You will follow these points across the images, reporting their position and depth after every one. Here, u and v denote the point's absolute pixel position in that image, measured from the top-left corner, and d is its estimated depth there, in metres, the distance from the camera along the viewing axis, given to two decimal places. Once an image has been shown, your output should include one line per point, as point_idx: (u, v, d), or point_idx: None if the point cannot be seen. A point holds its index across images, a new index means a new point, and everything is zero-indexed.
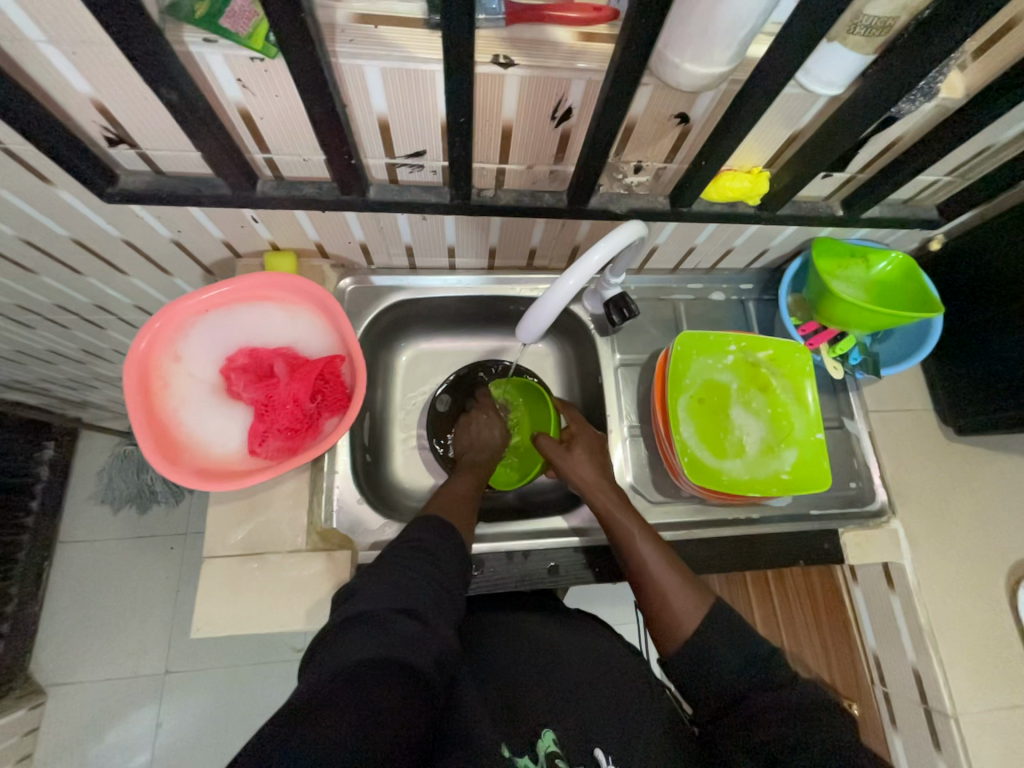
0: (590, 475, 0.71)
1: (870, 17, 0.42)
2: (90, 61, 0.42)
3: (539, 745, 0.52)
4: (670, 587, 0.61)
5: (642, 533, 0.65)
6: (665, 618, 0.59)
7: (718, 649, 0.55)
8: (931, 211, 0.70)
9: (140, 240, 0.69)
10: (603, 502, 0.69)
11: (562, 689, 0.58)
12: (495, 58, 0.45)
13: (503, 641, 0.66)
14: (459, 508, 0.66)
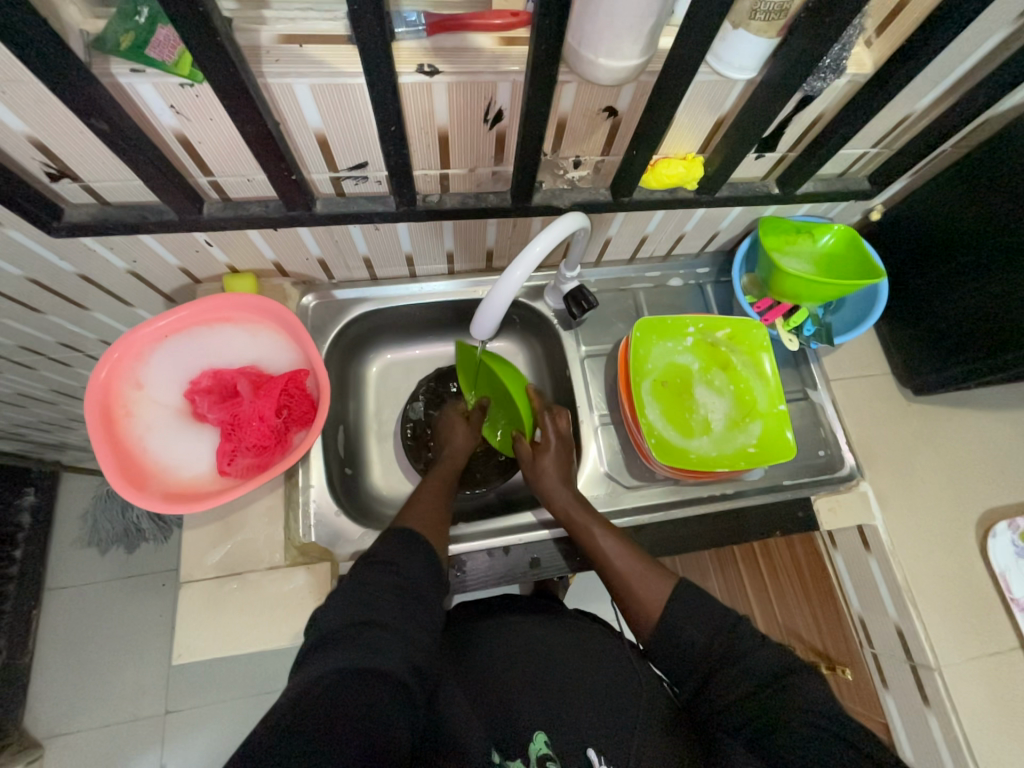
0: (550, 475, 0.71)
1: (767, 3, 0.45)
2: (21, 98, 0.43)
3: (532, 747, 0.54)
4: (636, 580, 0.61)
5: (603, 531, 0.66)
6: (635, 609, 0.60)
7: (688, 626, 0.56)
8: (863, 183, 0.74)
9: (97, 274, 0.70)
10: (562, 502, 0.69)
11: (555, 690, 0.59)
12: (419, 67, 0.46)
13: (490, 643, 0.66)
14: (432, 515, 0.65)
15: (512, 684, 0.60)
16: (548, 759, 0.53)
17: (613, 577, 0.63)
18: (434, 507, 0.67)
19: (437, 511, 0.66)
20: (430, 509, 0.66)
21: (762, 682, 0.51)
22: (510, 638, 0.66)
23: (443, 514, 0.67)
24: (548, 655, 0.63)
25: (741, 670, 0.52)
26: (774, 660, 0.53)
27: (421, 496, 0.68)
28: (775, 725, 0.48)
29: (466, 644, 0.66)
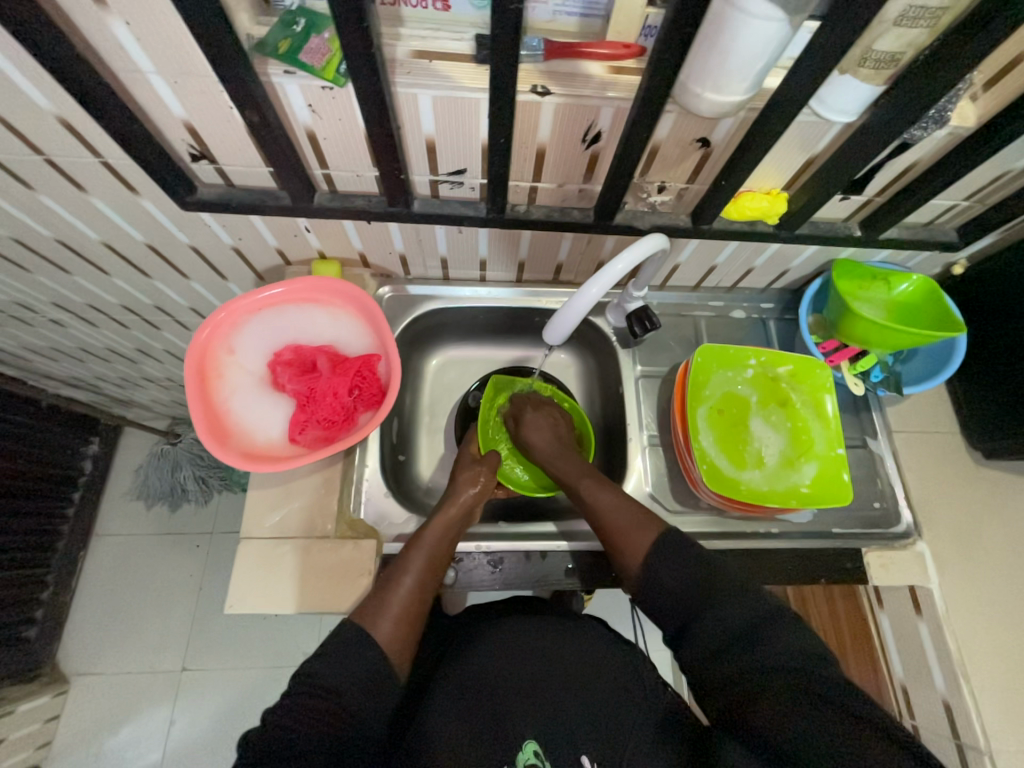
0: (539, 434, 0.77)
1: (879, 52, 0.46)
2: (188, 88, 0.49)
3: (521, 755, 0.60)
4: (629, 531, 0.62)
5: (604, 488, 0.67)
6: (618, 548, 0.63)
7: (665, 568, 0.58)
8: (950, 234, 0.72)
9: (204, 246, 0.77)
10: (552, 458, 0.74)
11: (550, 700, 0.64)
12: (533, 88, 0.50)
13: (495, 648, 0.70)
14: (401, 611, 0.60)
15: (513, 697, 0.64)
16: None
17: (608, 527, 0.65)
18: (404, 609, 0.60)
19: (405, 613, 0.60)
20: (400, 609, 0.60)
21: (733, 635, 0.52)
22: (510, 646, 0.70)
23: (413, 619, 0.61)
24: (551, 668, 0.68)
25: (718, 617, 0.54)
26: (746, 613, 0.53)
27: (393, 590, 0.61)
28: (779, 699, 0.47)
29: (470, 647, 0.71)
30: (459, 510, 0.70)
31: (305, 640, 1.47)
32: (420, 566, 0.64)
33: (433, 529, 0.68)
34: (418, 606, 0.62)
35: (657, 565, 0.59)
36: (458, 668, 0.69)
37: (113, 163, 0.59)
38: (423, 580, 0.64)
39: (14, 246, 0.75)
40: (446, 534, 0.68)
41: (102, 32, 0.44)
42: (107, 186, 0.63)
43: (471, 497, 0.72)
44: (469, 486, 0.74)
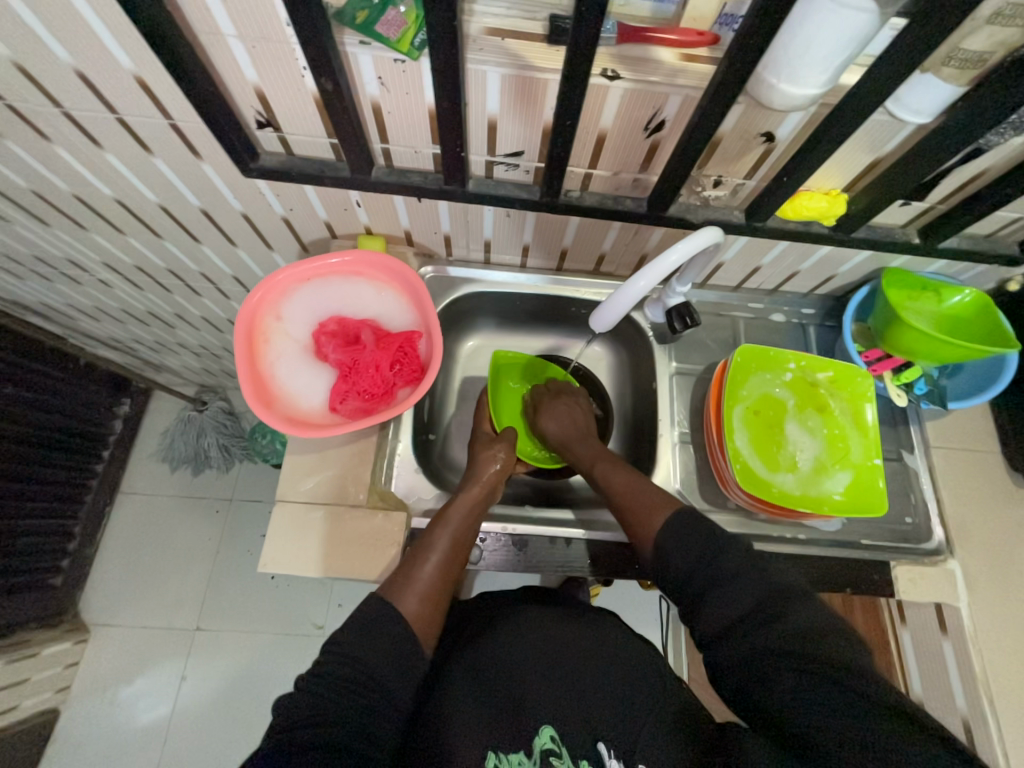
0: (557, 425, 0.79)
1: (967, 51, 0.45)
2: (264, 54, 0.50)
3: (537, 742, 0.59)
4: (638, 501, 0.65)
5: (612, 469, 0.71)
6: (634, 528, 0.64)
7: (676, 550, 0.59)
8: (1011, 248, 0.70)
9: (255, 215, 0.79)
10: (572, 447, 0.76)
11: (566, 686, 0.65)
12: (604, 71, 0.50)
13: (511, 635, 0.71)
14: (425, 584, 0.61)
15: (530, 681, 0.65)
16: (552, 752, 0.59)
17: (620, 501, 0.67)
18: (430, 585, 0.61)
19: (432, 589, 0.61)
20: (426, 585, 0.60)
21: (749, 612, 0.53)
22: (526, 633, 0.71)
23: (439, 596, 0.61)
24: (567, 655, 0.69)
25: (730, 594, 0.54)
26: (759, 592, 0.54)
27: (420, 567, 0.62)
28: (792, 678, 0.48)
29: (487, 631, 0.72)
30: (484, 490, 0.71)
31: (316, 610, 1.50)
32: (446, 543, 0.65)
33: (458, 507, 0.68)
34: (444, 583, 0.62)
35: (666, 549, 0.59)
36: (474, 650, 0.70)
37: (181, 126, 0.61)
38: (449, 557, 0.64)
39: (74, 203, 0.77)
40: (471, 514, 0.69)
41: None
42: (172, 148, 0.65)
43: (494, 477, 0.73)
44: (491, 465, 0.75)
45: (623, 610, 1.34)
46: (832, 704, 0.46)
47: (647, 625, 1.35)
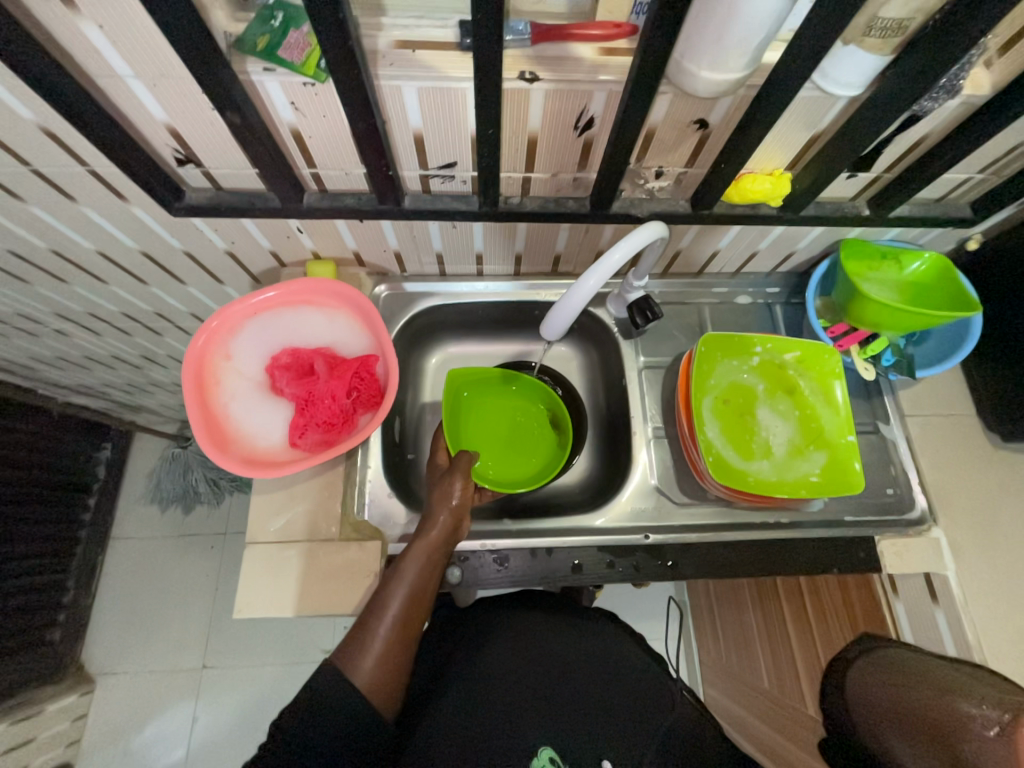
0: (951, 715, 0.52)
1: (885, 20, 0.43)
2: (168, 91, 0.48)
3: (535, 761, 0.59)
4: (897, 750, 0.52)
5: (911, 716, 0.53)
6: None
7: None
8: (964, 209, 0.69)
9: (199, 251, 0.76)
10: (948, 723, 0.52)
11: (568, 703, 0.65)
12: (521, 74, 0.48)
13: (503, 652, 0.70)
14: (382, 656, 0.57)
15: (530, 696, 0.65)
16: None
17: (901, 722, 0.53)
18: (385, 651, 0.57)
19: (389, 652, 0.57)
20: (379, 652, 0.56)
21: None
22: (526, 646, 0.70)
23: (398, 657, 0.57)
24: (568, 668, 0.68)
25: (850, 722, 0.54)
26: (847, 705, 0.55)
27: (373, 629, 0.57)
28: None
29: (487, 643, 0.71)
30: (438, 530, 0.64)
31: (321, 637, 1.49)
32: (401, 601, 0.59)
33: (412, 559, 0.62)
34: (402, 642, 0.58)
35: None
36: (475, 663, 0.69)
37: (101, 172, 0.59)
38: (408, 613, 0.59)
39: (11, 259, 0.75)
40: (427, 563, 0.62)
41: (77, 37, 0.43)
42: (97, 195, 0.63)
43: (451, 517, 0.65)
44: (447, 503, 0.66)
45: (625, 608, 1.34)
46: None
47: (652, 616, 1.35)
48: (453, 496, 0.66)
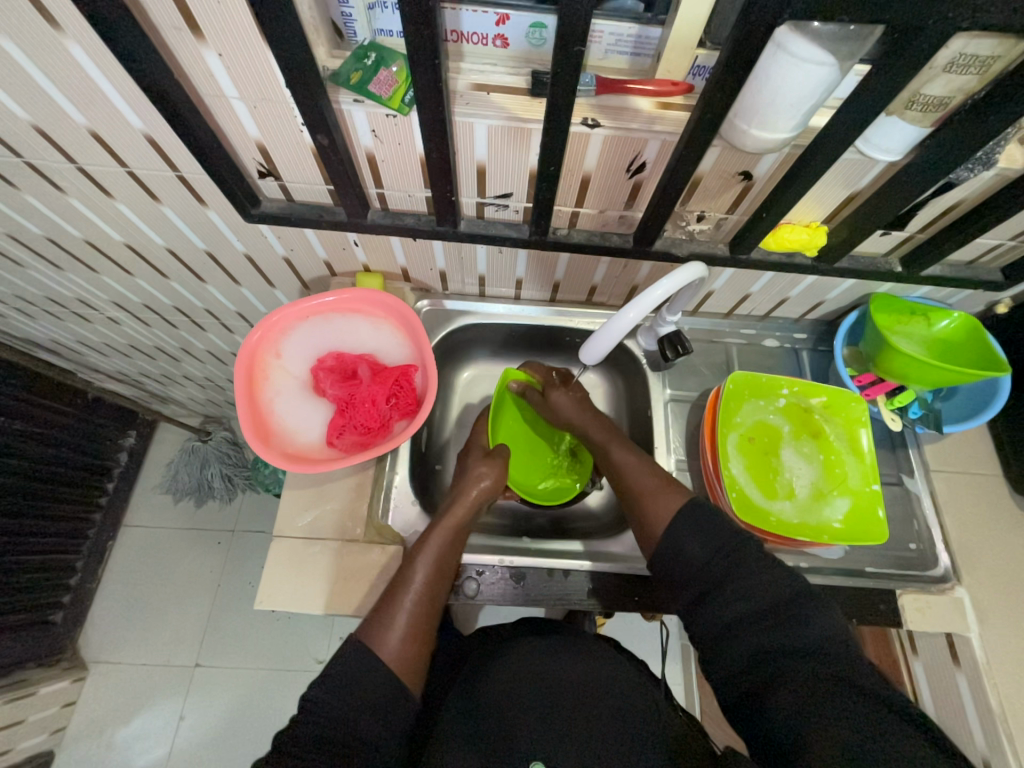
0: (644, 482, 0.66)
1: (927, 97, 0.47)
2: (265, 113, 0.54)
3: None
4: (647, 492, 0.64)
5: (625, 450, 0.71)
6: (644, 522, 0.63)
7: (685, 540, 0.58)
8: (995, 274, 0.72)
9: (258, 256, 0.82)
10: (633, 493, 0.66)
11: (557, 710, 0.62)
12: (585, 120, 0.53)
13: (499, 673, 0.69)
14: (411, 631, 0.58)
15: (519, 708, 0.63)
16: None
17: (619, 481, 0.69)
18: (412, 626, 0.58)
19: (414, 627, 0.58)
20: (406, 625, 0.58)
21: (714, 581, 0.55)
22: (520, 664, 0.70)
23: (423, 633, 0.59)
24: (558, 682, 0.66)
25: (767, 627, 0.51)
26: (772, 592, 0.52)
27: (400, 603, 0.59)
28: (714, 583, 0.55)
29: (486, 671, 0.70)
30: (465, 504, 0.69)
31: (318, 646, 1.47)
32: (428, 573, 0.62)
33: (438, 535, 0.66)
34: (427, 619, 0.60)
35: (675, 528, 0.59)
36: (474, 688, 0.68)
37: (188, 177, 0.64)
38: (432, 589, 0.62)
39: (86, 249, 0.81)
40: (453, 541, 0.66)
41: (197, 61, 0.49)
42: (178, 197, 0.68)
43: (478, 501, 0.70)
44: (477, 484, 0.72)
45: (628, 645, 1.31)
46: (684, 529, 0.59)
47: (656, 657, 1.31)
48: (481, 478, 0.73)
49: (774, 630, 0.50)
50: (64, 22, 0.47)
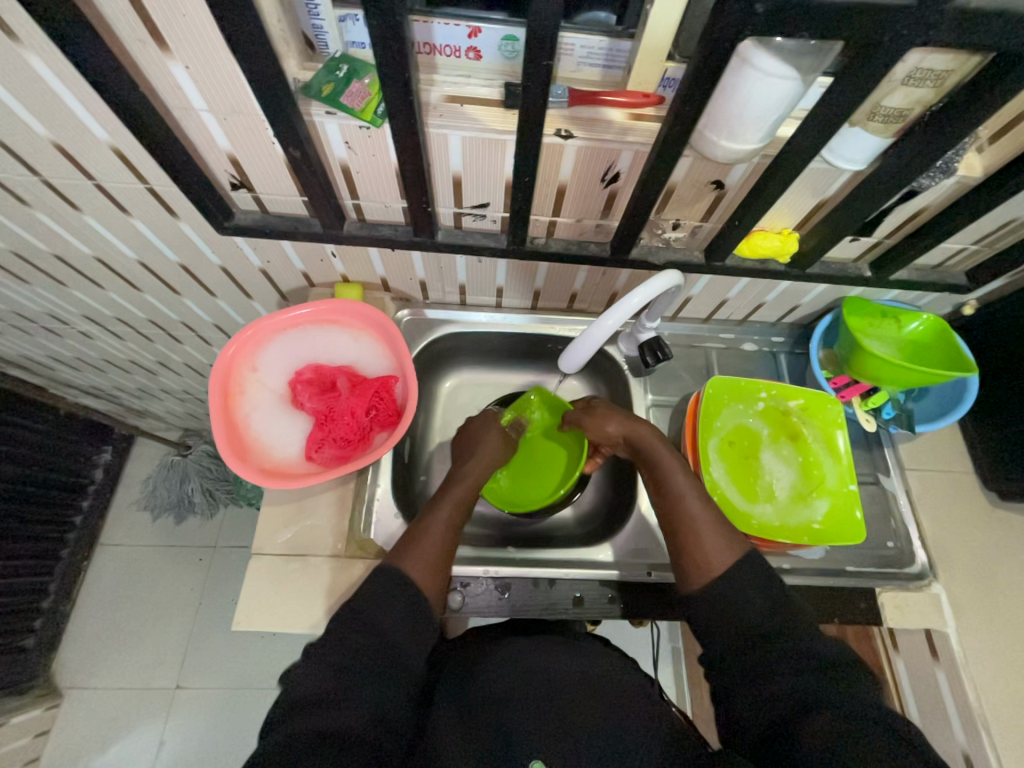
0: (698, 515, 0.62)
1: (888, 109, 0.49)
2: (236, 125, 0.53)
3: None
4: (704, 528, 0.60)
5: (680, 469, 0.65)
6: (693, 555, 0.59)
7: (743, 591, 0.56)
8: (959, 277, 0.74)
9: (234, 268, 0.80)
10: (684, 523, 0.62)
11: (560, 706, 0.61)
12: (557, 131, 0.53)
13: (496, 668, 0.67)
14: (435, 556, 0.61)
15: (519, 704, 0.61)
16: None
17: (667, 506, 0.64)
18: (436, 553, 0.62)
19: (438, 553, 0.62)
20: (434, 551, 0.61)
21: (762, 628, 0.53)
22: (517, 660, 0.68)
23: (445, 558, 0.62)
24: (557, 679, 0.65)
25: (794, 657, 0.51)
26: (822, 647, 0.50)
27: (426, 532, 0.63)
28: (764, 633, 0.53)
29: (480, 664, 0.69)
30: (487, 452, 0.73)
31: None
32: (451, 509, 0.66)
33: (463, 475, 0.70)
34: (449, 546, 0.63)
35: (734, 581, 0.56)
36: (468, 679, 0.66)
37: (157, 190, 0.63)
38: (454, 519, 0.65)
39: (54, 262, 0.78)
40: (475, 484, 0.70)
41: (163, 74, 0.48)
42: (148, 210, 0.67)
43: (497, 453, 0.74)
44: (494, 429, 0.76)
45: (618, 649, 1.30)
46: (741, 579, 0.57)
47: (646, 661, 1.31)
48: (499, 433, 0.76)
49: (814, 675, 0.48)
50: (23, 34, 0.45)
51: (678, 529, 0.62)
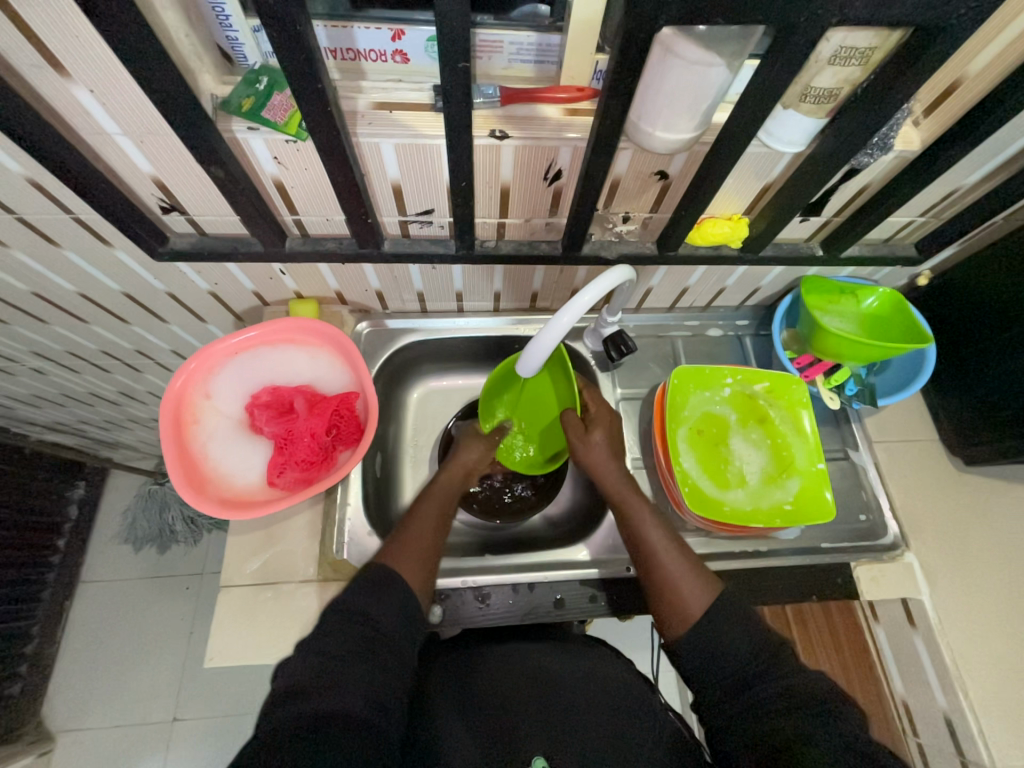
0: (672, 564, 0.60)
1: (818, 89, 0.48)
2: (155, 147, 0.51)
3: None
4: (680, 577, 0.59)
5: (651, 520, 0.64)
6: (671, 605, 0.58)
7: (723, 635, 0.54)
8: (910, 249, 0.75)
9: (182, 292, 0.78)
10: (661, 572, 0.60)
11: (560, 706, 0.60)
12: (492, 132, 0.52)
13: (493, 668, 0.66)
14: (423, 555, 0.61)
15: (518, 703, 0.60)
16: None
17: (641, 555, 0.63)
18: (425, 552, 0.62)
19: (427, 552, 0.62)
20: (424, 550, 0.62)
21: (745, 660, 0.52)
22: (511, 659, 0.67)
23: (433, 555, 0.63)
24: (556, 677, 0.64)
25: (781, 685, 0.50)
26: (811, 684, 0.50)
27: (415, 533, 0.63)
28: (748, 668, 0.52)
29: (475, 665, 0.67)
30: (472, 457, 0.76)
31: None
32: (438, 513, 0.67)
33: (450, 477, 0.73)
34: (436, 545, 0.64)
35: (713, 624, 0.55)
36: (462, 678, 0.65)
37: (83, 218, 0.60)
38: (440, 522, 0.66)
39: None
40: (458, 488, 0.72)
41: (67, 98, 0.46)
42: (79, 239, 0.64)
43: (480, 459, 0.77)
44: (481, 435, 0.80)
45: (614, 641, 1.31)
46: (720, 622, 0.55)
47: (642, 650, 1.32)
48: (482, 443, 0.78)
49: (805, 714, 0.48)
50: None
51: (653, 578, 0.60)
